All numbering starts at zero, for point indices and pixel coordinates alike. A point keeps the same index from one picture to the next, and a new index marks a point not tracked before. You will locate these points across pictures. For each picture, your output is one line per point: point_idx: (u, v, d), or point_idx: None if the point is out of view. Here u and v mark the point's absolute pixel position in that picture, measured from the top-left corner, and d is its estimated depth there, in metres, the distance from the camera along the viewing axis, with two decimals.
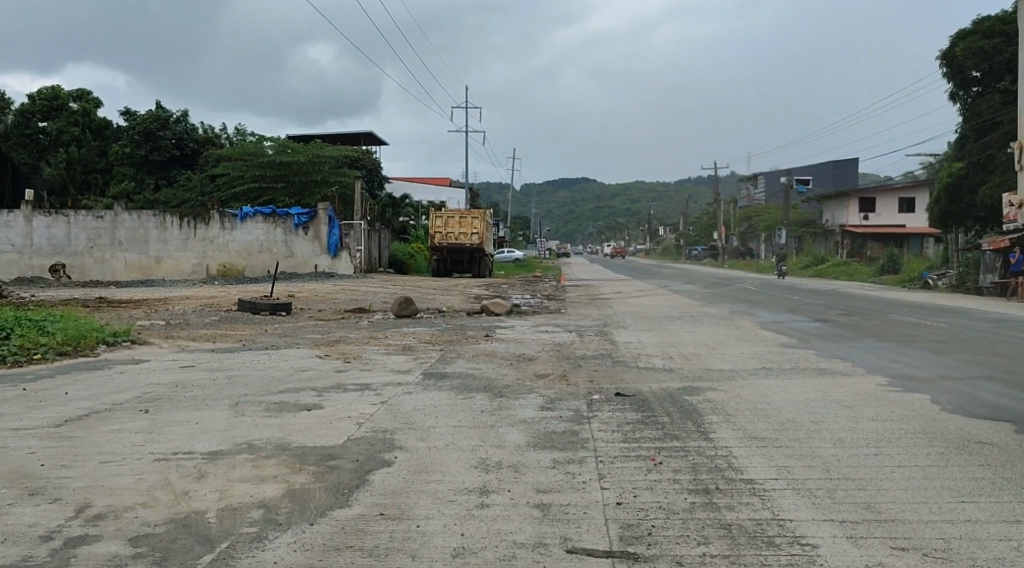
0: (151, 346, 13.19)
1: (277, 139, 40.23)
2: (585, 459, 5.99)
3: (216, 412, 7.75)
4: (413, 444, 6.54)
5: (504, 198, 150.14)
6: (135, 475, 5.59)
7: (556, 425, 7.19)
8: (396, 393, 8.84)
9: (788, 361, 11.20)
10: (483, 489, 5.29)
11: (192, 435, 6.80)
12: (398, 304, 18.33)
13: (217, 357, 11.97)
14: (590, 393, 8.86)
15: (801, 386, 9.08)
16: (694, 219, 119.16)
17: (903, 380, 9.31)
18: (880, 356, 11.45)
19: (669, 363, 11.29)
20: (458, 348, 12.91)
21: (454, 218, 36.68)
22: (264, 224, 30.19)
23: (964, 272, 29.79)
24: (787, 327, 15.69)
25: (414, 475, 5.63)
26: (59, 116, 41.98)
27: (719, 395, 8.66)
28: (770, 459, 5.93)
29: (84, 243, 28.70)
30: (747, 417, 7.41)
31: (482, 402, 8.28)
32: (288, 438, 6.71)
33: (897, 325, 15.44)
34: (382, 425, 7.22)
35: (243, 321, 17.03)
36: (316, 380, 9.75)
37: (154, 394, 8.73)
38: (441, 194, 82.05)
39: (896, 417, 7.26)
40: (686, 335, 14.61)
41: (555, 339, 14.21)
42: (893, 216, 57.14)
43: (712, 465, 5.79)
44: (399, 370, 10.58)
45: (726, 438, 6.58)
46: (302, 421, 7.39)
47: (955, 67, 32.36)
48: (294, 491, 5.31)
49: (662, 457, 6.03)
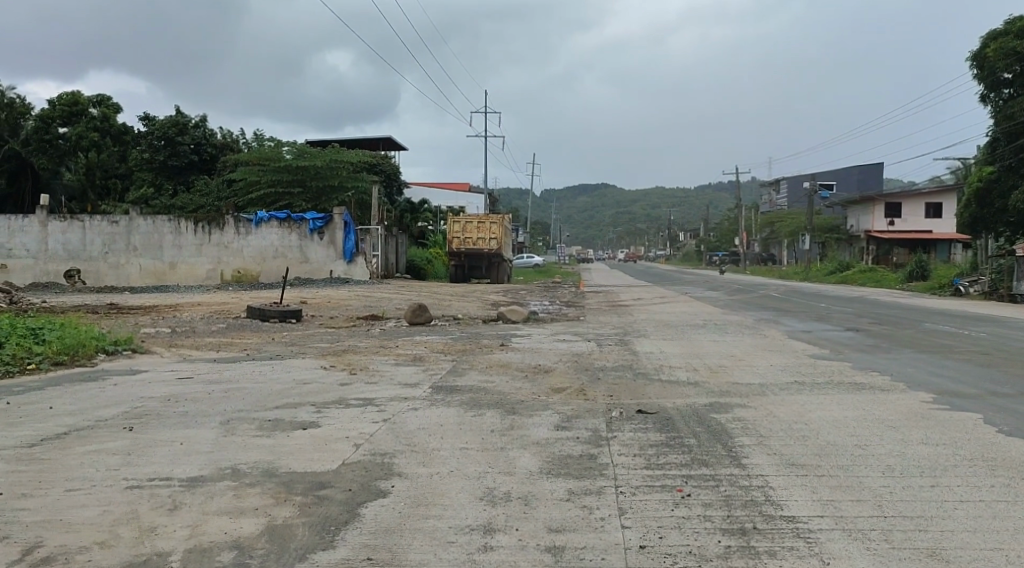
0: (151, 355, 12.72)
1: (295, 144, 39.78)
2: (603, 490, 5.33)
3: (205, 431, 7.21)
4: (413, 469, 5.93)
5: (523, 203, 149.82)
6: (101, 507, 5.03)
7: (573, 448, 6.53)
8: (400, 410, 8.24)
9: (822, 374, 10.44)
10: (488, 527, 4.65)
11: (173, 457, 6.25)
12: (411, 312, 17.74)
13: (218, 368, 11.44)
14: (610, 410, 8.17)
15: (840, 403, 8.35)
16: (714, 223, 117.93)
17: (951, 397, 8.53)
18: (921, 369, 10.68)
19: (694, 376, 10.57)
20: (471, 359, 12.28)
21: (472, 223, 36.13)
22: (279, 229, 29.79)
23: (997, 278, 28.70)
24: (818, 337, 14.89)
25: (412, 509, 5.02)
26: (79, 120, 42.09)
27: (750, 414, 7.93)
28: (814, 492, 5.22)
29: (99, 248, 28.40)
30: (784, 440, 6.71)
31: (493, 420, 7.65)
32: (278, 462, 6.14)
33: (933, 336, 14.60)
34: (382, 447, 6.62)
35: (252, 329, 16.53)
36: (316, 394, 9.16)
37: (142, 409, 8.20)
38: (459, 199, 81.76)
39: (948, 440, 6.51)
40: (712, 345, 13.85)
41: (573, 349, 13.55)
42: (920, 221, 55.93)
43: (748, 498, 5.10)
44: (407, 383, 9.94)
45: (761, 466, 5.87)
46: (295, 443, 6.81)
47: (987, 69, 31.43)
48: (274, 527, 4.72)
49: (691, 488, 5.35)
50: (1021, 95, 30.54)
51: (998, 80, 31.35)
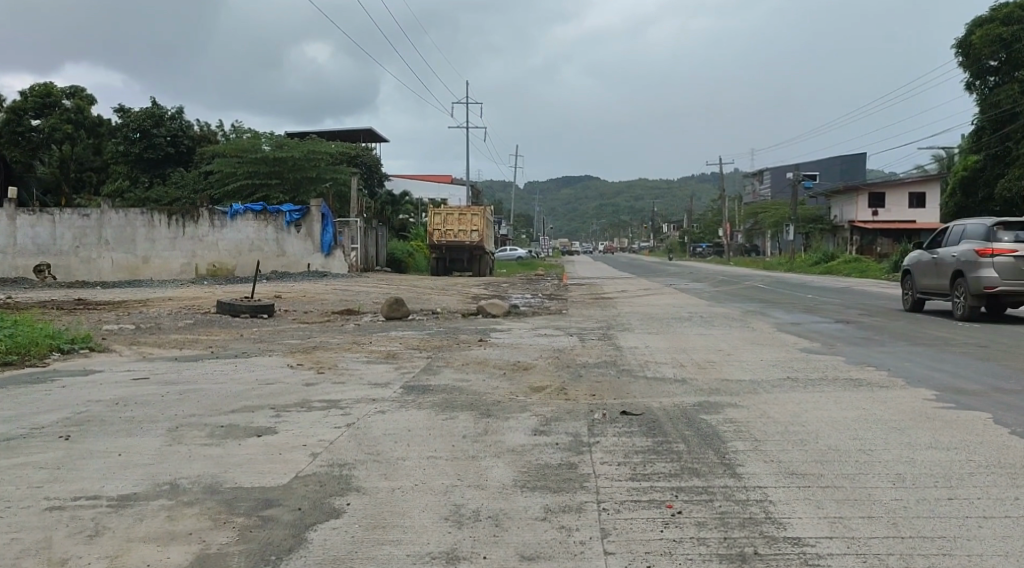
0: (110, 354, 12.05)
1: (271, 136, 38.91)
2: (584, 507, 4.76)
3: (150, 439, 6.58)
4: (373, 483, 5.33)
5: (506, 196, 149.16)
6: (9, 535, 4.40)
7: (552, 455, 5.95)
8: (367, 413, 7.62)
9: (815, 369, 9.91)
10: (452, 556, 4.07)
11: (107, 471, 5.60)
12: (388, 306, 17.12)
13: (177, 367, 10.77)
14: (592, 411, 7.59)
15: (838, 402, 7.83)
16: (698, 214, 117.90)
17: (954, 394, 8.02)
18: (918, 363, 10.19)
19: (681, 372, 10.03)
20: (447, 356, 11.68)
21: (453, 215, 35.46)
22: (255, 222, 29.15)
23: None
24: (808, 330, 14.41)
25: (367, 533, 4.43)
26: (52, 112, 40.97)
27: (742, 414, 7.38)
28: (820, 507, 4.68)
29: (69, 242, 27.46)
30: (781, 444, 6.16)
31: (465, 424, 7.07)
32: (223, 476, 5.54)
33: (926, 328, 14.13)
34: (341, 457, 6.02)
35: (220, 324, 15.83)
36: (279, 396, 8.52)
37: (86, 415, 7.54)
38: (441, 191, 81.27)
39: (962, 444, 5.98)
40: (698, 339, 13.30)
41: (555, 344, 12.98)
42: (903, 211, 55.83)
43: (747, 516, 4.54)
44: (376, 383, 9.31)
45: (759, 476, 5.30)
46: (245, 453, 6.17)
47: (972, 56, 31.08)
48: (206, 557, 4.12)
49: (681, 504, 4.80)
50: (1007, 82, 30.25)
51: (984, 67, 31.05)
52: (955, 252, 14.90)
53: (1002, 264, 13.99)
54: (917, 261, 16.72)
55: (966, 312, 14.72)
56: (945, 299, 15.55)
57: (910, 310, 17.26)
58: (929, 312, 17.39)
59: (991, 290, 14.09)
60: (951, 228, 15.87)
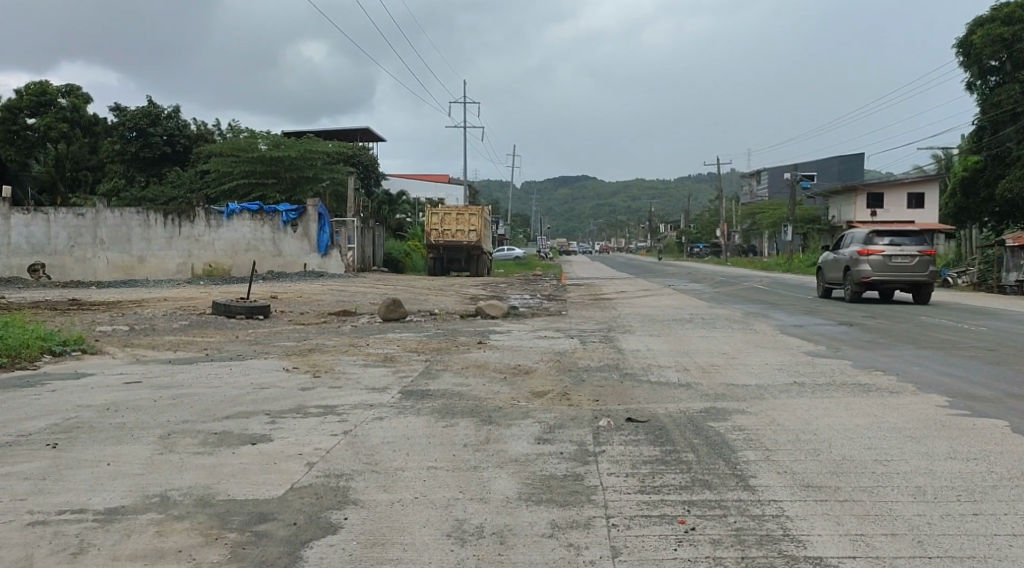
0: (102, 357, 11.79)
1: (268, 134, 38.64)
2: (592, 523, 4.56)
3: (140, 448, 6.35)
4: (371, 496, 5.12)
5: (504, 196, 148.90)
6: None
7: (557, 466, 5.73)
8: (364, 419, 7.40)
9: (822, 374, 9.71)
10: None
11: (94, 482, 5.37)
12: (385, 307, 16.90)
13: (172, 370, 10.54)
14: (596, 417, 7.39)
15: (849, 408, 7.62)
16: (695, 213, 117.78)
17: (968, 401, 7.83)
18: (927, 367, 10.01)
19: (685, 376, 9.82)
20: (446, 358, 11.46)
21: (451, 214, 35.23)
22: (251, 222, 28.98)
23: (986, 269, 28.21)
24: (811, 332, 14.22)
25: (365, 551, 4.22)
26: (47, 111, 40.68)
27: (751, 421, 7.18)
28: (840, 523, 4.47)
29: (64, 242, 27.08)
30: (794, 453, 5.95)
31: (465, 431, 6.87)
32: (215, 487, 5.30)
33: (931, 330, 13.94)
34: (338, 467, 5.80)
35: (215, 326, 15.59)
36: (274, 401, 8.31)
37: (74, 421, 7.31)
38: (438, 191, 81.04)
39: (983, 453, 5.78)
40: (700, 342, 13.11)
41: (556, 346, 12.78)
42: (902, 212, 55.71)
43: (764, 533, 4.34)
44: (374, 387, 9.09)
45: (773, 488, 5.09)
46: (238, 463, 5.94)
47: (973, 55, 30.94)
48: None
49: (694, 519, 4.60)
50: (1009, 82, 30.12)
51: (984, 67, 30.91)
52: (845, 251, 20.01)
53: (874, 260, 19.10)
54: (826, 260, 21.99)
55: (853, 296, 19.85)
56: (843, 288, 20.72)
57: (825, 296, 22.51)
58: (840, 297, 22.58)
59: (868, 279, 19.25)
60: (848, 234, 21.01)
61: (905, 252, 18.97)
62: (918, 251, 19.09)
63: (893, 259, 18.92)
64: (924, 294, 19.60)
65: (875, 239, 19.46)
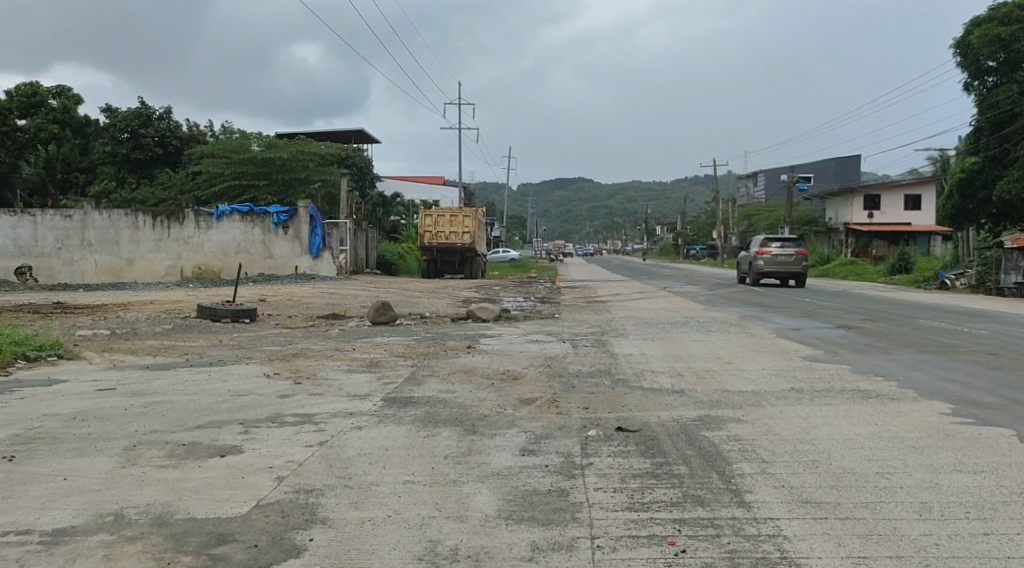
0: (78, 362, 11.47)
1: (261, 136, 38.33)
2: (576, 544, 4.24)
3: (102, 461, 6.01)
4: (341, 514, 4.78)
5: (499, 198, 148.45)
6: None
7: (541, 480, 5.41)
8: (342, 429, 7.06)
9: (821, 380, 9.38)
10: None
11: (44, 500, 5.03)
12: (374, 310, 16.56)
13: (149, 377, 10.19)
14: (586, 427, 7.07)
15: (848, 416, 7.30)
16: (692, 216, 117.22)
17: (972, 408, 7.51)
18: (927, 372, 9.70)
19: (679, 382, 9.47)
20: (433, 363, 11.12)
21: (445, 216, 34.87)
22: (242, 223, 28.57)
23: (984, 271, 27.92)
24: (809, 335, 13.90)
25: None
26: (38, 112, 39.33)
27: (747, 430, 6.86)
28: (842, 545, 4.15)
29: (52, 244, 26.63)
30: (791, 466, 5.64)
31: (448, 442, 6.54)
32: (175, 505, 4.96)
33: (931, 333, 13.63)
34: (309, 481, 5.46)
35: (199, 330, 15.26)
36: (250, 409, 7.97)
37: (38, 431, 6.97)
38: (434, 192, 80.70)
39: (992, 466, 5.46)
40: (695, 346, 12.78)
41: (547, 350, 12.45)
42: (898, 214, 55.47)
43: (760, 556, 4.02)
44: (356, 394, 8.76)
45: (769, 505, 4.77)
46: (203, 477, 5.60)
47: (970, 56, 30.72)
48: None
49: (685, 540, 4.28)
50: (1006, 83, 29.89)
51: (982, 68, 30.70)
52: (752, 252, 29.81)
53: (767, 258, 29.00)
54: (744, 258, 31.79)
55: (755, 281, 29.67)
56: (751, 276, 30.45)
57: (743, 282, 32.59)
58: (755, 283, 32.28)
59: (762, 270, 29.05)
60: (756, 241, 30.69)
61: (786, 252, 28.88)
62: (795, 252, 28.95)
63: (778, 257, 28.69)
64: (801, 281, 29.48)
65: (769, 244, 29.31)
